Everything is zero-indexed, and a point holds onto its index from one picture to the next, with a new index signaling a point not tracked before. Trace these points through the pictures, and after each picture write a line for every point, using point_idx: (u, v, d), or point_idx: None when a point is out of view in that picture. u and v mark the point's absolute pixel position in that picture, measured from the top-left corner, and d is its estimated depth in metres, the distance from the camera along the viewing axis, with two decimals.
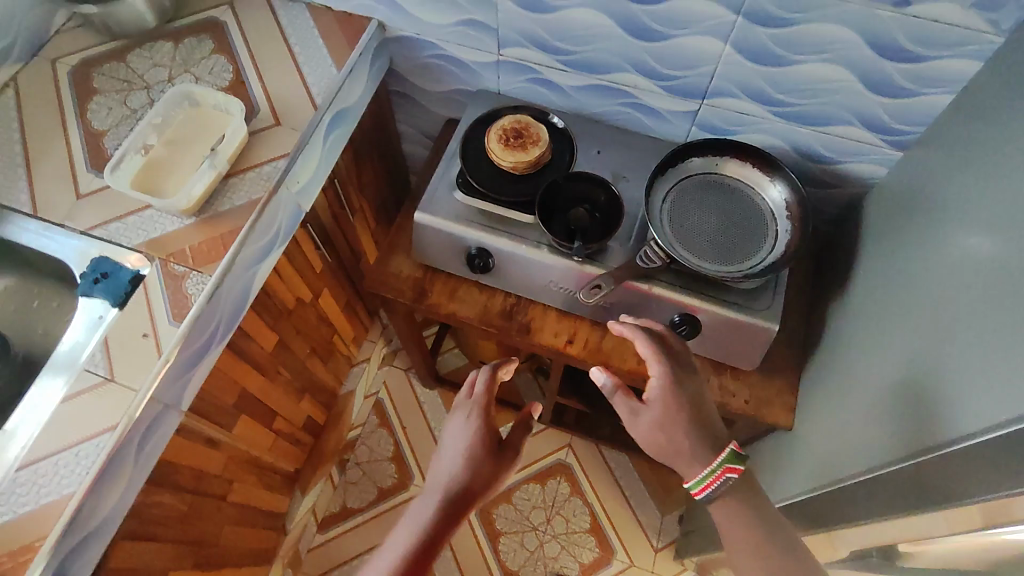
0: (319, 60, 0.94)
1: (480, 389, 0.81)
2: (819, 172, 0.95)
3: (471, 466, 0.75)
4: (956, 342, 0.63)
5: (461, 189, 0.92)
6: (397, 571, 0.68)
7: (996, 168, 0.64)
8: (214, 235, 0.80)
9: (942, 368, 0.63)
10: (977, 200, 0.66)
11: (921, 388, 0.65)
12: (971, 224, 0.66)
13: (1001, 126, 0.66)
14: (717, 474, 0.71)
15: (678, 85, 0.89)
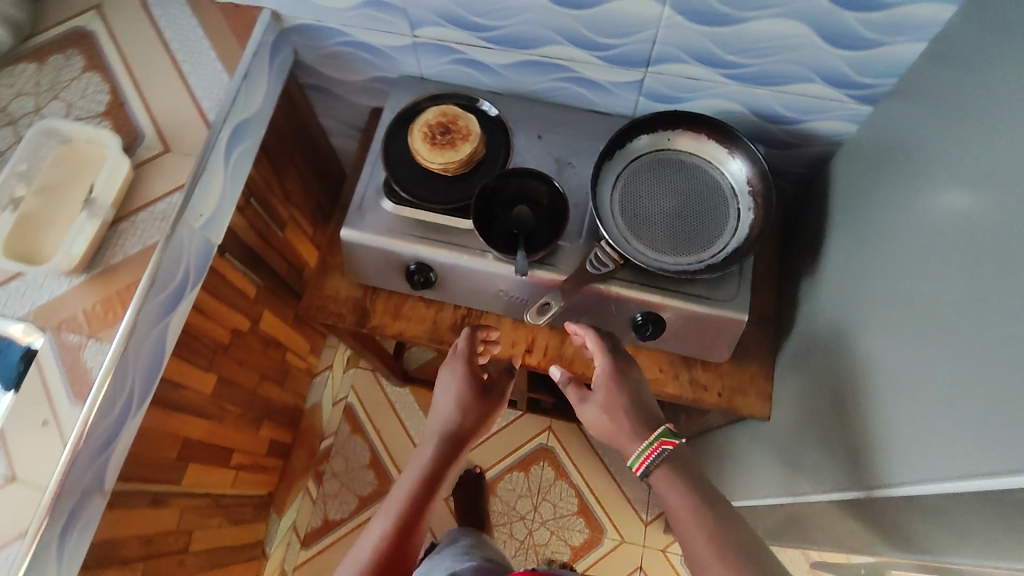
0: (208, 66, 0.82)
1: (463, 342, 0.81)
2: (782, 133, 0.86)
3: (464, 410, 0.78)
4: (939, 341, 0.56)
5: (389, 198, 0.82)
6: (401, 522, 0.69)
7: (971, 137, 0.56)
8: (109, 293, 0.71)
9: (926, 372, 0.57)
10: (950, 173, 0.58)
11: (908, 391, 0.59)
12: (945, 200, 0.58)
13: (977, 85, 0.57)
14: (655, 447, 0.68)
15: (617, 54, 0.79)
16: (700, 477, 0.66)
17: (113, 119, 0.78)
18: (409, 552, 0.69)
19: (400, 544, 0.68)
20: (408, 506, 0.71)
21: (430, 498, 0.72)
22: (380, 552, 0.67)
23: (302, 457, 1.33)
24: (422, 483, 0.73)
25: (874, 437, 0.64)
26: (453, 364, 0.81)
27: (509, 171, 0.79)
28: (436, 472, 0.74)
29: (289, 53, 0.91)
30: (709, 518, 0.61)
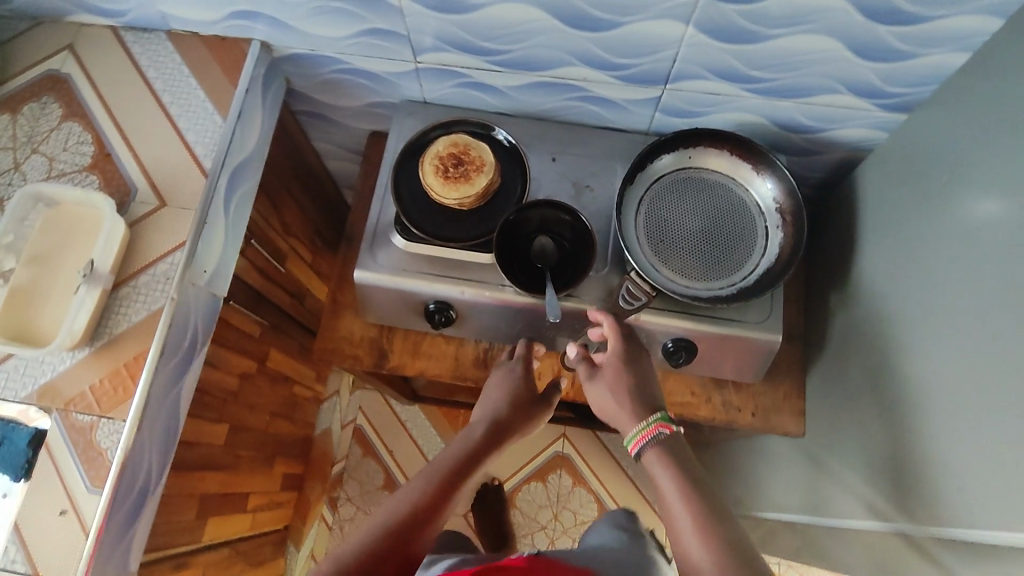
0: (197, 107, 0.76)
1: (523, 348, 0.81)
2: (803, 142, 0.83)
3: (514, 406, 0.76)
4: (996, 375, 0.55)
5: (402, 236, 0.78)
6: (441, 487, 0.64)
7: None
8: (115, 367, 0.66)
9: (986, 406, 0.56)
10: (1003, 200, 0.56)
11: (964, 421, 0.59)
12: (1001, 227, 0.57)
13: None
14: (652, 428, 0.66)
15: (635, 73, 0.75)
16: (692, 464, 0.64)
17: (101, 173, 0.73)
18: (437, 519, 0.62)
19: (432, 506, 0.63)
20: (445, 473, 0.66)
21: (466, 477, 0.68)
22: (410, 507, 0.62)
23: (316, 484, 1.31)
24: (463, 457, 0.69)
25: (929, 465, 0.63)
26: (507, 369, 0.80)
27: (529, 205, 0.75)
28: (476, 455, 0.70)
29: (280, 82, 0.85)
30: (696, 499, 0.60)
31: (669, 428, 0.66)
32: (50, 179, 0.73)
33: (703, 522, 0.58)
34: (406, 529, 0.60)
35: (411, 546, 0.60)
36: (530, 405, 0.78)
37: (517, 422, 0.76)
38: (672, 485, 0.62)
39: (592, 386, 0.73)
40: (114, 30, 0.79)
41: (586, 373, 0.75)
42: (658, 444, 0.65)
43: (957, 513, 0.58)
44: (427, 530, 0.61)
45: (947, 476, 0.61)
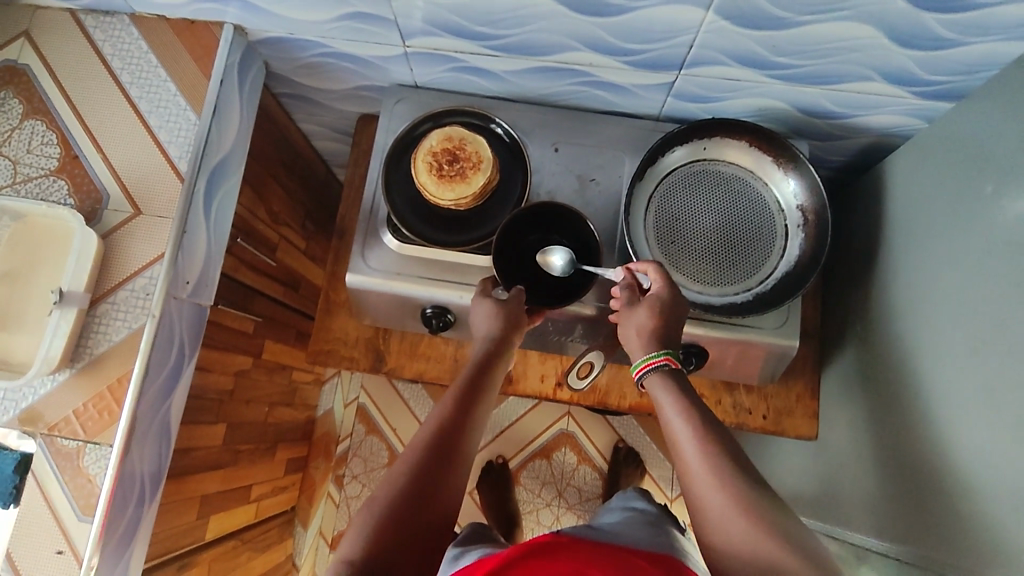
0: (169, 102, 0.70)
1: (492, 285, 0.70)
2: (827, 128, 0.77)
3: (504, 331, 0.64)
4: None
5: (396, 236, 0.73)
6: (444, 442, 0.53)
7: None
8: (98, 390, 0.64)
9: (999, 441, 0.53)
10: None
11: (974, 451, 0.56)
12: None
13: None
14: (658, 360, 0.59)
15: (646, 59, 0.68)
16: (695, 393, 0.58)
17: (70, 177, 0.69)
18: (452, 470, 0.53)
19: (441, 454, 0.53)
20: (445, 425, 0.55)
21: (474, 412, 0.57)
22: (417, 464, 0.52)
23: (321, 464, 1.31)
24: (461, 400, 0.57)
25: (928, 487, 0.61)
26: (476, 303, 0.67)
27: (535, 207, 0.70)
28: (477, 387, 0.59)
29: (259, 66, 0.78)
30: (701, 428, 0.54)
31: (675, 362, 0.59)
32: (16, 184, 0.68)
33: (719, 453, 0.53)
34: (419, 490, 0.50)
35: (430, 510, 0.50)
36: (510, 320, 0.65)
37: (503, 342, 0.64)
38: (679, 416, 0.55)
39: (628, 314, 0.63)
40: (73, 12, 0.72)
41: (629, 300, 0.63)
42: (667, 375, 0.58)
43: (951, 545, 0.56)
44: (446, 486, 0.52)
45: (945, 503, 0.58)
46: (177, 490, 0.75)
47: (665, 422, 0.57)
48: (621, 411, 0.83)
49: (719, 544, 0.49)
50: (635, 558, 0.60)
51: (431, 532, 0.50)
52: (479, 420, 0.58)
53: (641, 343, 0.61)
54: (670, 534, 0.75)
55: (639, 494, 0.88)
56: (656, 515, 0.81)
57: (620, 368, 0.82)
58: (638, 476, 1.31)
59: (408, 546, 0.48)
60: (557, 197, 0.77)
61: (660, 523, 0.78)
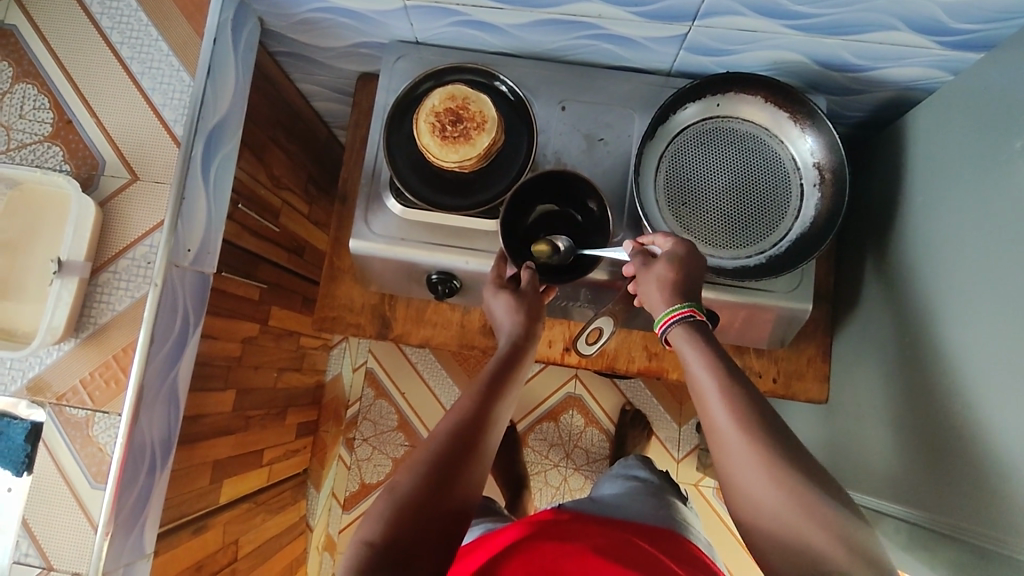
0: (162, 62, 0.68)
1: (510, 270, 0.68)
2: (846, 80, 0.73)
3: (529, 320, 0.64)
4: None
5: (398, 200, 0.71)
6: (468, 429, 0.53)
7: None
8: (104, 359, 0.64)
9: (1019, 406, 0.52)
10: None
11: (993, 415, 0.55)
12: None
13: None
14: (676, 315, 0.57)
15: (657, 10, 0.64)
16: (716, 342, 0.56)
17: (64, 143, 0.67)
18: (472, 459, 0.52)
19: (463, 442, 0.52)
20: (471, 413, 0.54)
21: (497, 403, 0.57)
22: (438, 452, 0.51)
23: (331, 428, 1.32)
24: (486, 390, 0.57)
25: (945, 449, 0.60)
26: (490, 292, 0.67)
27: (571, 175, 0.68)
28: (498, 377, 0.59)
29: (254, 23, 0.75)
30: (739, 402, 0.51)
31: (693, 313, 0.57)
32: (10, 151, 0.67)
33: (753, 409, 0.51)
34: (439, 478, 0.50)
35: (450, 498, 0.50)
36: (529, 313, 0.64)
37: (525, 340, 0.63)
38: (702, 369, 0.53)
39: (646, 270, 0.61)
40: None
41: (642, 262, 0.61)
42: (691, 327, 0.56)
43: (966, 509, 0.56)
44: (467, 476, 0.51)
45: (962, 469, 0.57)
46: (188, 456, 0.76)
47: (695, 379, 0.54)
48: (629, 375, 0.83)
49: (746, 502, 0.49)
50: (629, 538, 0.62)
51: (449, 521, 0.50)
52: (500, 411, 0.57)
53: (662, 295, 0.59)
54: (672, 504, 0.75)
55: (641, 462, 0.89)
56: (657, 484, 0.82)
57: (629, 332, 0.81)
58: (645, 438, 1.32)
59: (426, 532, 0.48)
60: (564, 157, 0.75)
61: (661, 493, 0.78)
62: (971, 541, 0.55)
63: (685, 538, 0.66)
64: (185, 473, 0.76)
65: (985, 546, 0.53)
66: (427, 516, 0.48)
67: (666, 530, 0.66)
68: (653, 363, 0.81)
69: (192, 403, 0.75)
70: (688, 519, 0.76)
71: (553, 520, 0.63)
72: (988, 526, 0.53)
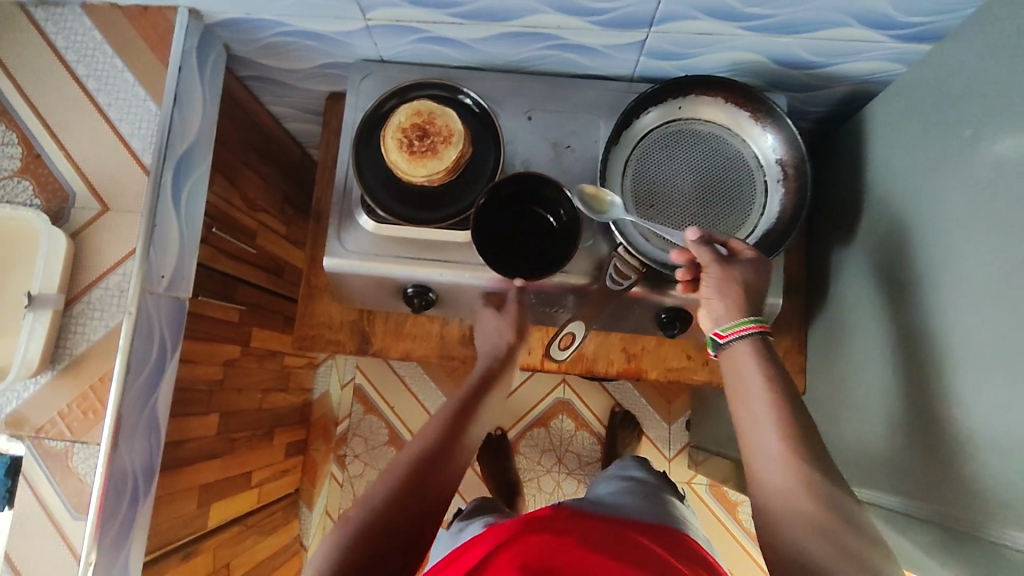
0: (128, 93, 0.68)
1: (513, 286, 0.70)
2: (804, 77, 0.75)
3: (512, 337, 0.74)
4: (1001, 356, 0.51)
5: (370, 215, 0.72)
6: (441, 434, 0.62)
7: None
8: (82, 390, 0.64)
9: (984, 388, 0.53)
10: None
11: (961, 399, 0.56)
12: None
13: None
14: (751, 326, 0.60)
15: (614, 18, 0.66)
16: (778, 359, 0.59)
17: (34, 177, 0.67)
18: (445, 460, 0.59)
19: (439, 447, 0.60)
20: (448, 419, 0.64)
21: (474, 413, 0.66)
22: (416, 455, 0.59)
23: (321, 445, 1.32)
24: (464, 399, 0.67)
25: (920, 435, 0.61)
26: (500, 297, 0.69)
27: (533, 176, 0.69)
28: (478, 396, 0.69)
29: (220, 49, 0.76)
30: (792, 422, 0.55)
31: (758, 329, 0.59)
32: None
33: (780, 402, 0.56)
34: (415, 476, 0.57)
35: (425, 491, 0.57)
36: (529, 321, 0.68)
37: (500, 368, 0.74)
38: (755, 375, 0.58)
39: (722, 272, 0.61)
40: (22, 6, 0.69)
41: (713, 256, 0.61)
42: (759, 342, 0.59)
43: (943, 492, 0.57)
44: (441, 475, 0.58)
45: (936, 453, 0.58)
46: (173, 483, 0.76)
47: (745, 385, 0.58)
48: (609, 377, 0.83)
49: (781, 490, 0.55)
50: (634, 539, 0.62)
51: (426, 514, 0.56)
52: (477, 423, 0.67)
53: (733, 301, 0.60)
54: (664, 504, 0.76)
55: (638, 462, 0.89)
56: (653, 483, 0.83)
57: (607, 336, 0.82)
58: (636, 438, 1.33)
59: (394, 518, 0.55)
60: (532, 166, 0.76)
61: (655, 492, 0.79)
62: (950, 523, 0.56)
63: (684, 536, 0.67)
64: (171, 500, 0.76)
65: (963, 527, 0.54)
66: (401, 507, 0.55)
67: (665, 526, 0.67)
68: (631, 364, 0.82)
69: (175, 428, 0.75)
70: (687, 517, 0.77)
71: (558, 518, 0.63)
72: (965, 508, 0.54)
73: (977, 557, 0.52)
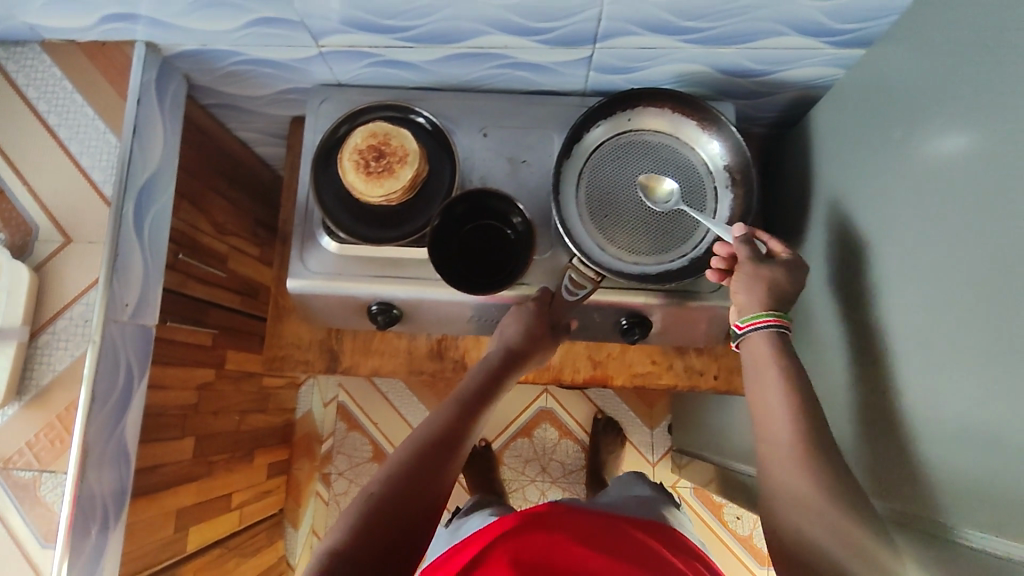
0: (88, 127, 0.70)
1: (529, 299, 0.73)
2: (750, 85, 0.77)
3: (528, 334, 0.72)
4: (933, 351, 0.53)
5: (331, 236, 0.74)
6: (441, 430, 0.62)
7: (991, 112, 0.48)
8: (48, 419, 0.65)
9: (921, 382, 0.54)
10: (970, 150, 0.49)
11: (899, 393, 0.57)
12: (954, 179, 0.51)
13: (998, 43, 0.47)
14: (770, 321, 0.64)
15: (557, 36, 0.68)
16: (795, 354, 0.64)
17: None
18: (446, 456, 0.60)
19: (439, 444, 0.61)
20: (450, 416, 0.64)
21: (475, 408, 0.66)
22: (417, 451, 0.59)
23: (305, 465, 1.33)
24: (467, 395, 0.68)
25: (867, 429, 0.63)
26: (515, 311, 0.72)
27: (484, 192, 0.72)
28: (481, 390, 0.69)
29: (180, 80, 0.78)
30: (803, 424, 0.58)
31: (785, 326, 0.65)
32: None
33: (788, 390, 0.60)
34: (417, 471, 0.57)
35: (427, 486, 0.57)
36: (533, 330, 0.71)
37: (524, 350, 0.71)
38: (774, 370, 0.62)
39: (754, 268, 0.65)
40: None
41: (750, 253, 0.65)
42: (777, 338, 0.64)
43: (886, 485, 0.59)
44: (442, 470, 0.59)
45: (884, 448, 0.59)
46: (146, 508, 0.76)
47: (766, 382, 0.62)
48: (576, 386, 0.85)
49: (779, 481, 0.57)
50: (630, 536, 0.64)
51: (428, 507, 0.56)
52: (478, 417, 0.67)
53: (757, 296, 0.65)
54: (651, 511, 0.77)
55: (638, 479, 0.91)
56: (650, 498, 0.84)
57: (572, 344, 0.84)
58: (618, 444, 1.34)
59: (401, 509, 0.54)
60: (490, 182, 0.77)
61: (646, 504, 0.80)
62: (888, 511, 0.58)
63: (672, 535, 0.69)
64: (145, 525, 0.76)
65: (904, 517, 0.56)
66: (405, 498, 0.55)
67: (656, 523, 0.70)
68: (597, 371, 0.84)
69: (147, 453, 0.76)
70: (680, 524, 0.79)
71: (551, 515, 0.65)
72: (906, 499, 0.56)
73: (906, 542, 0.54)
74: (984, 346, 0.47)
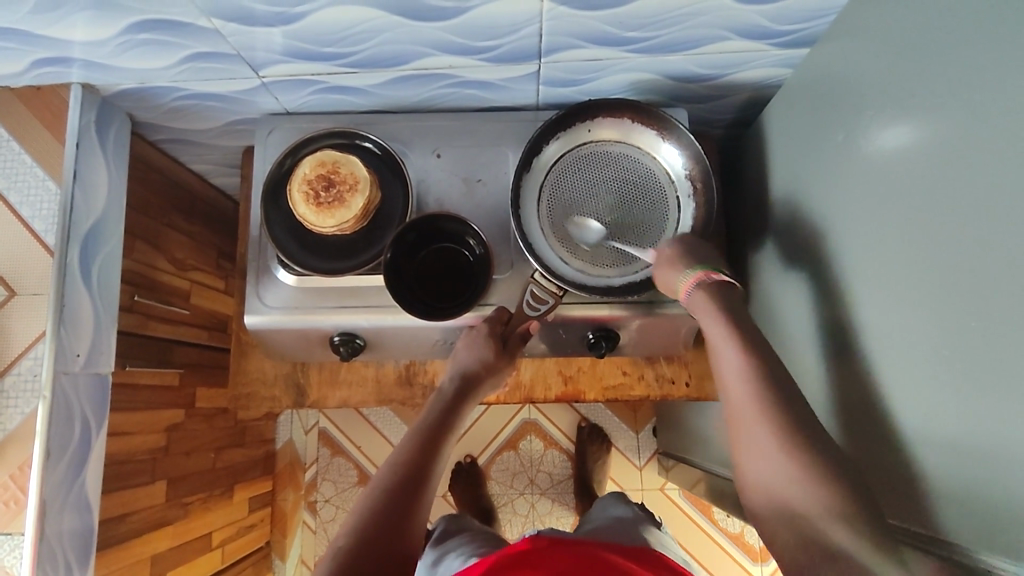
0: (27, 175, 0.68)
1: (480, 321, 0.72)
2: (701, 89, 0.76)
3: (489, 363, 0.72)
4: (894, 352, 0.52)
5: (288, 269, 0.72)
6: (405, 467, 0.64)
7: (932, 109, 0.47)
8: (2, 480, 0.63)
9: (884, 385, 0.54)
10: (914, 148, 0.49)
11: (867, 396, 0.57)
12: (899, 178, 0.51)
13: (931, 39, 0.47)
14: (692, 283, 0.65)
15: (502, 53, 0.67)
16: (742, 307, 0.63)
17: None
18: (417, 494, 0.62)
19: (405, 481, 0.63)
20: (413, 450, 0.66)
21: (441, 439, 0.68)
22: (384, 490, 0.62)
23: (290, 494, 1.30)
24: (432, 423, 0.69)
25: (839, 432, 0.62)
26: (474, 334, 0.71)
27: (434, 216, 0.70)
28: (444, 415, 0.70)
29: (122, 120, 0.76)
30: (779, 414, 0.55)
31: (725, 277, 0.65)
32: None
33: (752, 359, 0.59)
34: (386, 512, 0.60)
35: (398, 526, 0.59)
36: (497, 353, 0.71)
37: (484, 371, 0.72)
38: (723, 323, 0.61)
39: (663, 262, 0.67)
40: None
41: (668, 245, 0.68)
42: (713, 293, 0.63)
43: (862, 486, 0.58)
44: (412, 510, 0.61)
45: (858, 451, 0.59)
46: (117, 560, 0.74)
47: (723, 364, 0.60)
48: (549, 402, 0.85)
49: (759, 484, 0.56)
50: (607, 560, 0.57)
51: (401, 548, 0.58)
52: (443, 445, 0.68)
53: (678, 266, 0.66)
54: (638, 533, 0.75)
55: (617, 497, 0.89)
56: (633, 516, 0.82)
57: (543, 360, 0.84)
58: (605, 451, 1.33)
59: (373, 550, 0.57)
60: (446, 203, 0.76)
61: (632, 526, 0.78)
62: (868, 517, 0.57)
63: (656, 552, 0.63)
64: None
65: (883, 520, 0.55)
66: (375, 541, 0.57)
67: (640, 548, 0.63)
68: (569, 387, 0.84)
69: (113, 504, 0.74)
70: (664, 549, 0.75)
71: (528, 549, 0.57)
72: (882, 499, 0.55)
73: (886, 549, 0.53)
74: (942, 349, 0.46)
